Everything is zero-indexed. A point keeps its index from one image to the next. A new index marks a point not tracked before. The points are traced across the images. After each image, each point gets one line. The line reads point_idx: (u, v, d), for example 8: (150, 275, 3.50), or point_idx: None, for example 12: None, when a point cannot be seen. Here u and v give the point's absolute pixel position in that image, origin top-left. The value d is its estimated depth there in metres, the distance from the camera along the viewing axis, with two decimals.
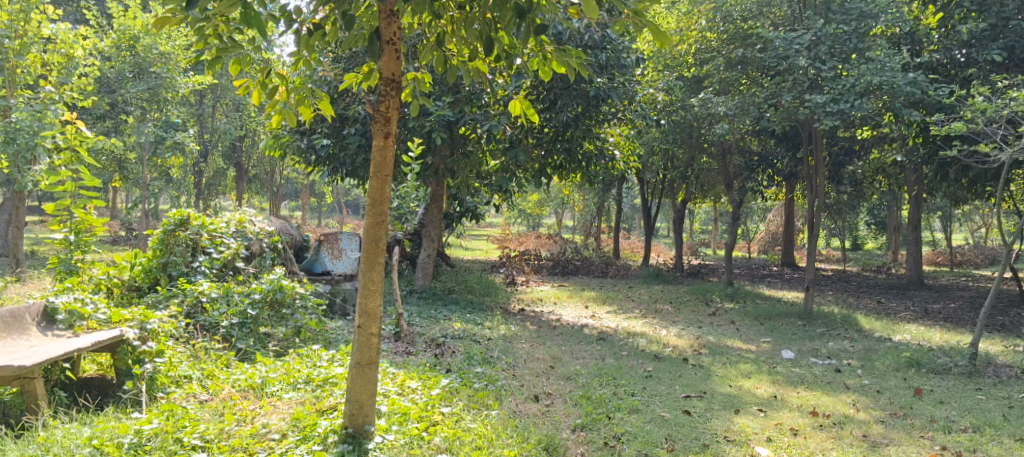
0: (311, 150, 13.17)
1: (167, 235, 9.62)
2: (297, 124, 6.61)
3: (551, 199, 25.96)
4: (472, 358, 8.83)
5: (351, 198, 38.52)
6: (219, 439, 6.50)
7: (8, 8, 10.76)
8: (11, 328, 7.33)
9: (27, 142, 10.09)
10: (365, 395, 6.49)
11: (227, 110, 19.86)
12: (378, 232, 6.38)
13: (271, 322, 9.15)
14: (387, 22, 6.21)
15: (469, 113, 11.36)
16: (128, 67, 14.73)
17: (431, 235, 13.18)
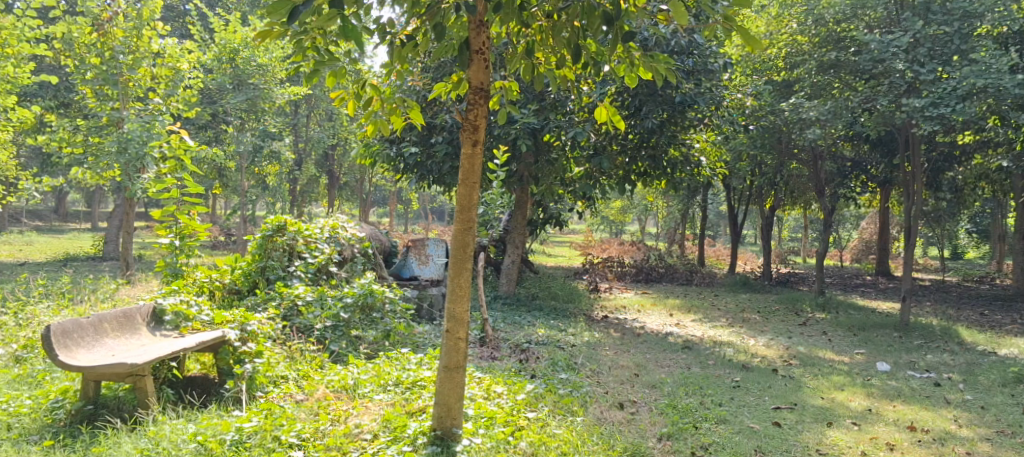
0: (399, 158, 13.45)
1: (266, 240, 10.01)
2: (389, 133, 6.81)
3: (635, 206, 25.83)
4: (556, 364, 8.90)
5: (436, 205, 39.16)
6: (315, 438, 6.70)
7: (123, 25, 11.42)
8: (124, 328, 7.71)
9: (138, 152, 10.68)
10: (453, 398, 6.62)
11: (319, 120, 20.49)
12: (466, 238, 6.51)
13: (362, 325, 9.37)
14: (476, 32, 6.33)
15: (554, 120, 11.43)
16: (228, 79, 15.39)
17: (515, 241, 13.28)
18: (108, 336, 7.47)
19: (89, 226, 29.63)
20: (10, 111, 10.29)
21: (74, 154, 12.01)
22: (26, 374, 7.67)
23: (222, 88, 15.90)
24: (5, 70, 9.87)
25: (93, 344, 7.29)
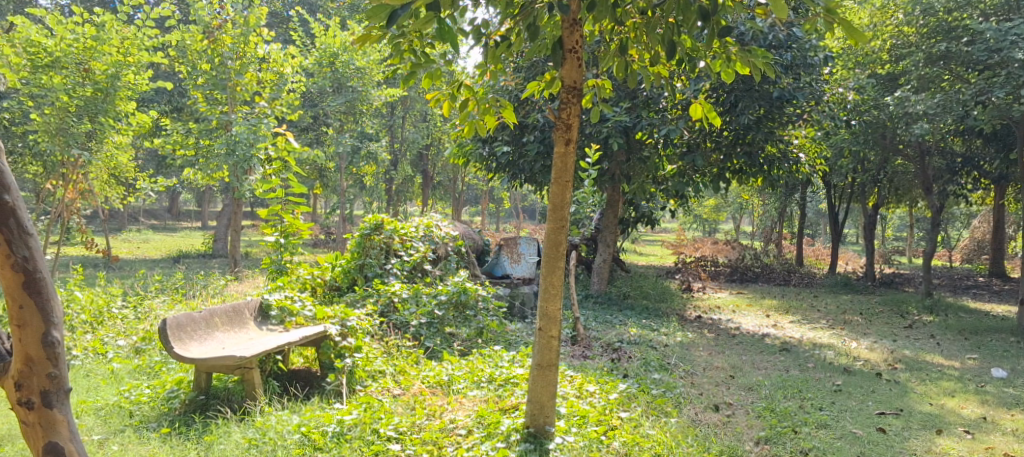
0: (492, 157, 13.62)
1: (364, 239, 10.33)
2: (483, 132, 6.91)
3: (730, 204, 25.43)
4: (649, 364, 8.87)
5: (527, 203, 39.36)
6: (411, 432, 6.84)
7: (231, 32, 11.85)
8: (234, 322, 8.08)
9: (244, 154, 11.25)
10: (546, 396, 6.68)
11: (414, 121, 20.91)
12: (558, 237, 6.56)
13: (456, 322, 9.58)
14: (569, 31, 6.37)
15: (647, 118, 11.34)
16: (328, 82, 15.99)
17: (606, 240, 13.27)
18: (218, 329, 7.82)
19: (199, 225, 31.03)
20: (131, 116, 10.87)
21: (186, 155, 12.78)
22: (145, 365, 8.13)
23: (323, 91, 16.49)
24: (125, 78, 10.35)
25: (205, 337, 7.62)
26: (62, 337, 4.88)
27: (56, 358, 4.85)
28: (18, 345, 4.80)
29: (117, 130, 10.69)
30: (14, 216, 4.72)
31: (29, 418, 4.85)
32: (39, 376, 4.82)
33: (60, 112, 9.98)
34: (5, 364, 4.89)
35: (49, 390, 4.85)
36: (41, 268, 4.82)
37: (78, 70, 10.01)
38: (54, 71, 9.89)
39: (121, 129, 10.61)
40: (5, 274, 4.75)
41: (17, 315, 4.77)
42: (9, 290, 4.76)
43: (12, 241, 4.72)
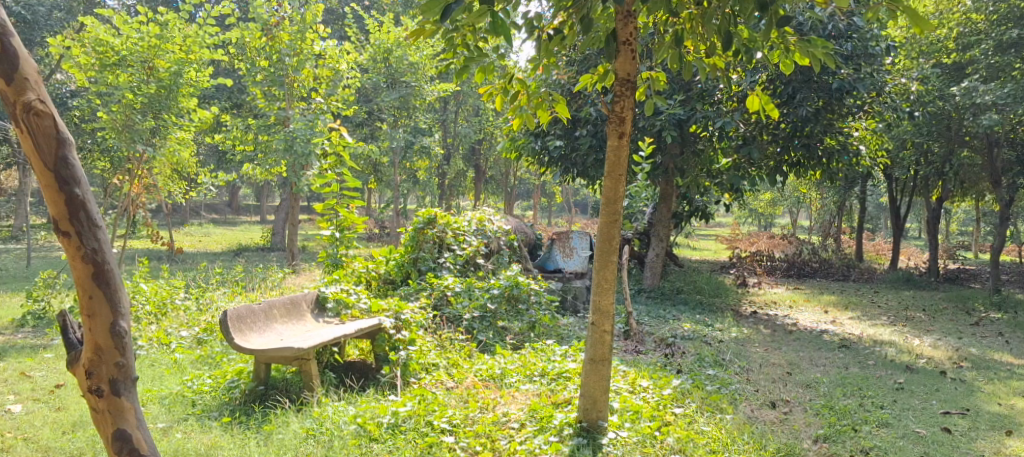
0: (544, 151, 13.61)
1: (417, 233, 10.49)
2: (536, 126, 6.90)
3: (787, 198, 25.05)
4: (703, 360, 8.78)
5: (580, 197, 39.28)
6: (465, 424, 6.88)
7: (289, 29, 12.04)
8: (292, 314, 8.23)
9: (302, 150, 11.42)
10: (599, 391, 6.68)
11: (466, 115, 21.04)
12: (611, 231, 6.55)
13: (509, 316, 9.59)
14: (624, 23, 6.35)
15: (701, 111, 11.21)
16: (383, 78, 16.23)
17: (659, 234, 13.16)
18: (277, 321, 7.98)
19: (258, 220, 31.64)
20: (192, 113, 11.10)
21: (246, 151, 13.06)
22: (206, 355, 8.34)
23: (378, 86, 16.70)
24: (187, 75, 10.58)
25: (264, 329, 7.78)
26: (129, 327, 4.97)
27: (123, 347, 4.95)
28: (88, 334, 4.90)
29: (180, 127, 10.95)
30: (85, 209, 4.83)
31: (99, 406, 4.93)
32: (107, 365, 4.91)
33: (126, 110, 10.25)
34: (76, 353, 4.99)
35: (117, 378, 4.94)
36: (109, 260, 4.92)
37: (142, 68, 10.28)
38: (120, 69, 10.19)
39: (183, 126, 10.86)
40: (75, 265, 4.86)
41: (87, 305, 4.88)
42: (79, 280, 4.87)
43: (82, 233, 4.83)
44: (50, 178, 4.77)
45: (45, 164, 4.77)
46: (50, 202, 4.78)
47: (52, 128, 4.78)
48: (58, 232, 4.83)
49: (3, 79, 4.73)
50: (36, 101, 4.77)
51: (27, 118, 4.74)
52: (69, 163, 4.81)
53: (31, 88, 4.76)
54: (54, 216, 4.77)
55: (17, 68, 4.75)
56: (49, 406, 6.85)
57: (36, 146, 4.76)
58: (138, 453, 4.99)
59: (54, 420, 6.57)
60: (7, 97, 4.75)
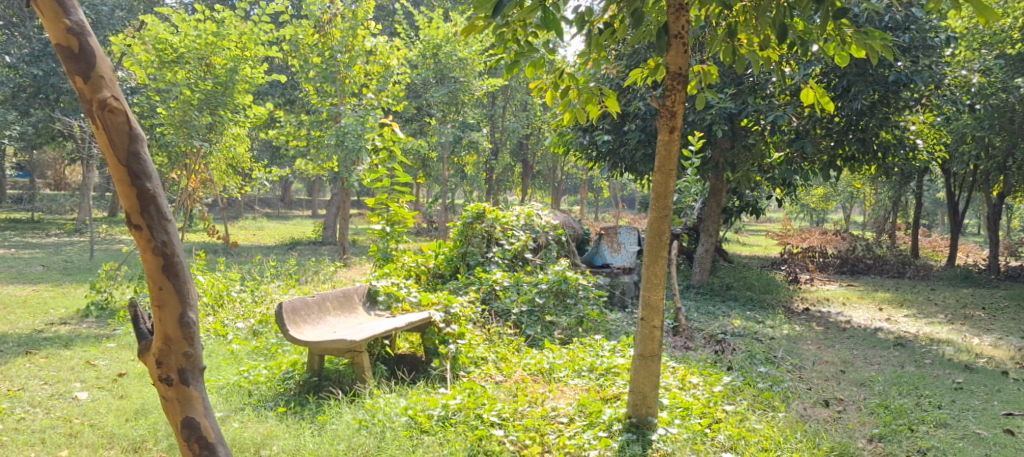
0: (592, 146, 13.58)
1: (466, 227, 10.59)
2: (586, 121, 6.89)
3: (840, 193, 24.69)
4: (754, 357, 8.70)
5: (627, 192, 39.11)
6: (514, 418, 6.91)
7: (340, 26, 12.24)
8: (345, 306, 8.36)
9: (353, 145, 11.61)
10: (648, 387, 6.67)
11: (514, 110, 21.11)
12: (661, 226, 6.52)
13: (556, 311, 9.61)
14: (676, 16, 6.28)
15: (753, 104, 11.09)
16: (432, 73, 16.46)
17: (709, 229, 13.05)
18: (330, 314, 8.11)
19: (309, 214, 32.13)
20: (247, 109, 11.30)
21: (299, 146, 13.28)
22: (262, 346, 8.51)
23: (427, 82, 16.86)
24: (243, 71, 10.77)
25: (318, 321, 7.91)
26: (197, 318, 5.01)
27: (192, 337, 4.99)
28: (157, 324, 4.95)
29: (235, 122, 11.17)
30: (155, 203, 4.88)
31: (168, 395, 4.99)
32: (176, 355, 4.96)
33: (184, 106, 10.48)
34: (146, 342, 5.05)
35: (185, 368, 4.99)
36: (178, 253, 4.97)
37: (199, 65, 10.48)
38: (178, 66, 10.43)
39: (238, 122, 11.06)
40: (145, 258, 4.91)
41: (156, 296, 4.92)
42: (150, 272, 4.92)
43: (153, 226, 4.88)
44: (123, 173, 4.83)
45: (118, 160, 4.82)
46: (122, 196, 4.83)
47: (125, 125, 4.83)
48: (129, 226, 4.88)
49: (78, 77, 4.77)
50: (110, 98, 4.81)
51: (102, 115, 4.79)
52: (140, 158, 4.86)
53: (106, 86, 4.81)
54: (126, 210, 4.83)
55: (92, 66, 4.79)
56: (112, 394, 7.05)
57: (110, 141, 4.81)
58: (206, 442, 5.04)
59: (117, 408, 6.75)
60: (83, 94, 4.79)
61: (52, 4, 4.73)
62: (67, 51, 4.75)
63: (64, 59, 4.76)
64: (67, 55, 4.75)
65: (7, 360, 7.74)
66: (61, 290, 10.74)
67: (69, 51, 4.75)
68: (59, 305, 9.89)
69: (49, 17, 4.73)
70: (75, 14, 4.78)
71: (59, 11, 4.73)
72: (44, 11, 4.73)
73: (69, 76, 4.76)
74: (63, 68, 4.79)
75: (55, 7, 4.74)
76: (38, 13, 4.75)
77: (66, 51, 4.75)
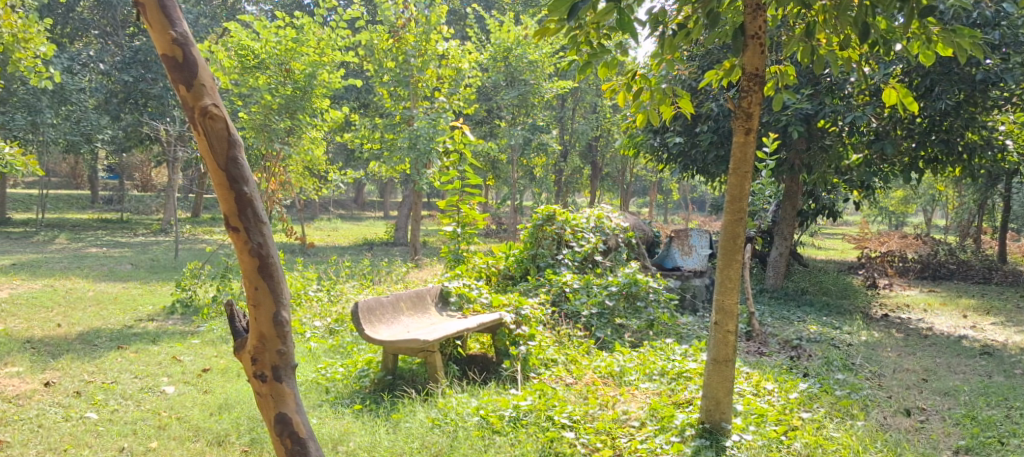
0: (663, 148, 13.46)
1: (536, 229, 10.65)
2: (659, 122, 6.84)
3: (920, 196, 23.99)
4: (831, 363, 8.54)
5: (696, 195, 38.67)
6: (585, 421, 6.90)
7: (414, 31, 12.44)
8: (418, 306, 8.49)
9: (426, 147, 11.78)
10: (722, 392, 6.60)
11: (584, 112, 21.09)
12: (736, 229, 6.45)
13: (626, 314, 9.58)
14: (752, 16, 6.20)
15: (830, 105, 10.87)
16: (502, 76, 16.60)
17: (783, 233, 12.83)
18: (404, 314, 8.24)
19: (381, 215, 32.66)
20: (324, 112, 11.57)
21: (372, 149, 13.52)
22: (338, 345, 8.71)
23: (497, 85, 17.04)
24: (321, 76, 11.02)
25: (392, 321, 8.04)
26: (290, 317, 5.12)
27: (285, 335, 5.10)
28: (253, 323, 5.07)
29: (313, 126, 11.44)
30: (252, 206, 5.01)
31: (262, 391, 5.11)
32: (270, 352, 5.07)
33: (264, 110, 10.76)
34: (241, 340, 5.18)
35: (279, 365, 5.09)
36: (273, 254, 5.09)
37: (279, 70, 10.82)
38: (260, 72, 10.77)
39: (316, 125, 11.33)
40: (243, 259, 5.04)
41: (252, 295, 5.05)
42: (246, 272, 5.05)
43: (249, 228, 5.01)
44: (222, 177, 4.96)
45: (217, 164, 4.95)
46: (221, 199, 4.97)
47: (224, 131, 4.95)
48: (227, 228, 5.02)
49: (182, 86, 4.92)
50: (211, 106, 4.94)
51: (203, 121, 4.92)
52: (238, 163, 4.98)
53: (207, 94, 4.94)
54: (225, 213, 4.97)
55: (195, 75, 4.92)
56: (197, 389, 7.29)
57: (210, 147, 4.94)
58: (298, 437, 5.14)
59: (202, 402, 6.99)
60: (186, 102, 4.94)
61: (159, 15, 4.88)
62: (172, 61, 4.90)
63: (170, 68, 4.92)
64: (172, 64, 4.91)
65: (100, 354, 8.07)
66: (149, 288, 11.14)
67: (174, 61, 4.90)
68: (147, 302, 10.27)
69: (157, 28, 4.89)
70: (180, 25, 4.93)
71: (166, 22, 4.88)
72: (152, 23, 4.89)
73: (173, 85, 4.91)
74: (168, 77, 4.95)
75: (162, 19, 4.89)
76: (146, 24, 4.91)
77: (172, 61, 4.90)
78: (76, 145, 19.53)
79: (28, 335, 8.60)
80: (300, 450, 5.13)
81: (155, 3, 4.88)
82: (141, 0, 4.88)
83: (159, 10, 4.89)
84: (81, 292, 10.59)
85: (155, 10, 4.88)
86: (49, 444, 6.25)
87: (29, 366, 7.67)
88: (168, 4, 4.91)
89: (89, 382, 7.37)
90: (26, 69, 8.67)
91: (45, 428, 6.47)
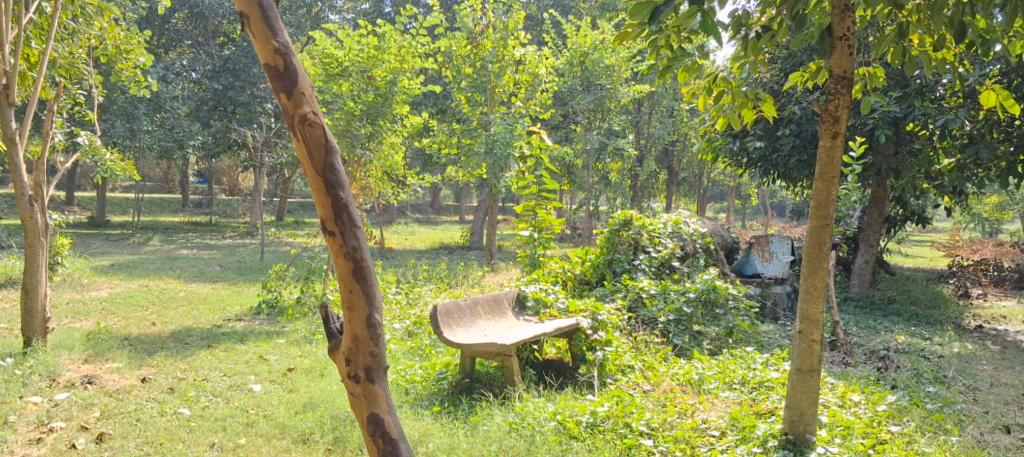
0: (743, 152, 13.07)
1: (613, 234, 10.59)
2: (741, 126, 6.69)
3: (1015, 201, 23.01)
4: (921, 376, 8.26)
5: (775, 200, 37.88)
6: (663, 429, 6.82)
7: (491, 37, 12.52)
8: (495, 310, 8.54)
9: (502, 152, 11.85)
10: (806, 403, 6.46)
11: (661, 116, 20.90)
12: (822, 235, 6.30)
13: (705, 321, 9.45)
14: (840, 17, 6.05)
15: (920, 108, 10.54)
16: (579, 81, 16.59)
17: (869, 240, 12.47)
18: (481, 317, 8.29)
19: (457, 219, 32.95)
20: (404, 118, 11.74)
21: (450, 154, 13.65)
22: (417, 347, 8.82)
23: (573, 90, 17.07)
24: (401, 83, 11.24)
25: (470, 324, 8.10)
26: (383, 319, 5.19)
27: (377, 337, 5.16)
28: (347, 325, 5.16)
29: (393, 132, 11.63)
30: (347, 211, 5.10)
31: (356, 391, 5.18)
32: (363, 353, 5.14)
33: (347, 117, 10.98)
34: (336, 341, 5.27)
35: (372, 366, 5.16)
36: (367, 258, 5.16)
37: (362, 78, 11.03)
38: (343, 79, 11.00)
39: (395, 131, 11.54)
40: (338, 262, 5.14)
41: (347, 298, 5.13)
42: (341, 276, 5.14)
43: (345, 232, 5.10)
44: (319, 183, 5.06)
45: (315, 170, 5.06)
46: (318, 204, 5.07)
47: (322, 137, 5.06)
48: (324, 232, 5.12)
49: (283, 94, 5.05)
50: (310, 113, 5.06)
51: (302, 128, 5.04)
52: (335, 169, 5.08)
53: (307, 102, 5.06)
54: (322, 217, 5.07)
55: (295, 83, 5.05)
56: (283, 388, 7.48)
57: (309, 153, 5.05)
58: (390, 437, 5.19)
59: (288, 401, 7.16)
60: (286, 110, 5.06)
61: (262, 27, 5.02)
62: (274, 71, 5.03)
63: (272, 77, 5.05)
64: (273, 73, 5.04)
65: (192, 352, 8.34)
66: (237, 289, 11.47)
67: (277, 71, 5.03)
68: (235, 302, 10.58)
69: (260, 39, 5.04)
70: (282, 36, 5.07)
71: (268, 33, 5.02)
72: (255, 34, 5.03)
73: (275, 93, 5.04)
74: (270, 86, 5.08)
75: (265, 29, 5.03)
76: (249, 35, 5.06)
77: (274, 70, 5.03)
78: (169, 151, 20.25)
79: (126, 333, 8.95)
80: (392, 451, 5.18)
81: (259, 15, 5.03)
82: (246, 11, 5.03)
83: (263, 21, 5.03)
84: (174, 292, 10.96)
85: (259, 21, 5.03)
86: (147, 438, 6.48)
87: (127, 362, 7.97)
88: (270, 15, 5.05)
89: (182, 379, 7.61)
90: (126, 79, 9.03)
91: (143, 422, 6.71)
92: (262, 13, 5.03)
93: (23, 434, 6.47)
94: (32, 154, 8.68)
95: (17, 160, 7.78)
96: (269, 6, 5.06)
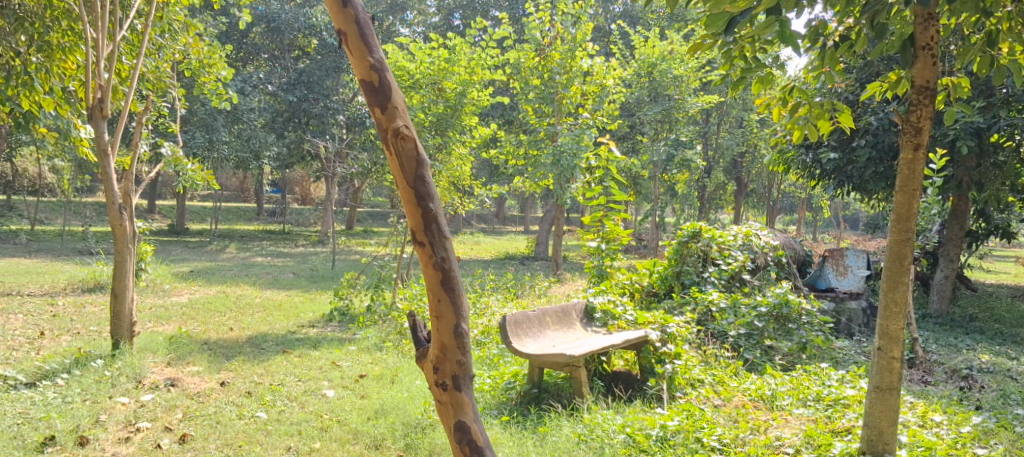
0: (816, 164, 12.84)
1: (682, 246, 10.48)
2: (817, 137, 6.51)
3: None
4: (1008, 396, 7.96)
5: (847, 213, 36.95)
6: (736, 444, 6.70)
7: (559, 48, 12.54)
8: (563, 321, 8.51)
9: (569, 164, 11.84)
10: (886, 421, 6.27)
11: (730, 127, 20.62)
12: (904, 249, 6.13)
13: (777, 336, 9.27)
14: (923, 26, 5.90)
15: (1006, 118, 10.20)
16: (647, 92, 16.53)
17: (949, 254, 12.08)
18: (549, 328, 8.27)
19: (523, 230, 33.00)
20: (472, 129, 11.83)
21: (517, 164, 13.68)
22: (485, 356, 8.88)
23: (640, 101, 17.01)
24: (471, 95, 11.34)
25: (538, 334, 8.09)
26: (470, 329, 5.22)
27: (464, 347, 5.19)
28: (434, 333, 5.20)
29: (461, 142, 11.73)
30: (437, 222, 5.15)
31: (442, 398, 5.21)
32: (450, 362, 5.17)
33: (417, 128, 11.13)
34: (422, 349, 5.31)
35: (459, 374, 5.19)
36: (455, 269, 5.20)
37: (432, 90, 11.18)
38: (414, 91, 11.15)
39: (465, 142, 11.66)
40: (427, 272, 5.19)
41: (435, 307, 5.18)
42: (430, 286, 5.19)
43: (434, 243, 5.15)
44: (410, 194, 5.13)
45: (406, 182, 5.12)
46: (409, 216, 5.14)
47: (414, 151, 5.13)
48: (413, 242, 5.18)
49: (377, 108, 5.14)
50: (403, 127, 5.14)
51: (395, 142, 5.11)
52: (425, 181, 5.14)
53: (399, 116, 5.13)
54: (412, 228, 5.13)
55: (389, 98, 5.14)
56: (355, 394, 7.58)
57: (400, 166, 5.12)
58: (476, 445, 5.20)
59: (361, 407, 7.25)
60: (380, 124, 5.15)
61: (358, 43, 5.12)
62: (369, 86, 5.13)
63: (367, 92, 5.15)
64: (368, 88, 5.13)
65: (268, 357, 8.52)
66: (309, 296, 11.68)
67: (371, 86, 5.12)
68: (308, 309, 10.79)
69: (356, 55, 5.13)
70: (377, 52, 5.16)
71: (365, 49, 5.12)
72: (352, 50, 5.14)
73: (369, 108, 5.13)
74: (365, 101, 5.18)
75: (361, 46, 5.13)
76: (346, 51, 5.16)
77: (369, 85, 5.13)
78: (245, 161, 20.80)
79: (205, 337, 9.20)
80: None
81: (355, 32, 5.13)
82: (343, 28, 5.14)
83: (359, 37, 5.13)
84: (250, 299, 11.23)
85: (356, 38, 5.13)
86: (226, 440, 6.63)
87: (207, 366, 8.19)
88: (366, 32, 5.15)
89: (259, 383, 7.78)
90: (209, 92, 9.30)
91: (222, 424, 6.87)
92: (359, 30, 5.14)
93: (113, 433, 6.69)
94: (121, 164, 9.01)
95: (109, 170, 8.08)
96: (365, 23, 5.16)
